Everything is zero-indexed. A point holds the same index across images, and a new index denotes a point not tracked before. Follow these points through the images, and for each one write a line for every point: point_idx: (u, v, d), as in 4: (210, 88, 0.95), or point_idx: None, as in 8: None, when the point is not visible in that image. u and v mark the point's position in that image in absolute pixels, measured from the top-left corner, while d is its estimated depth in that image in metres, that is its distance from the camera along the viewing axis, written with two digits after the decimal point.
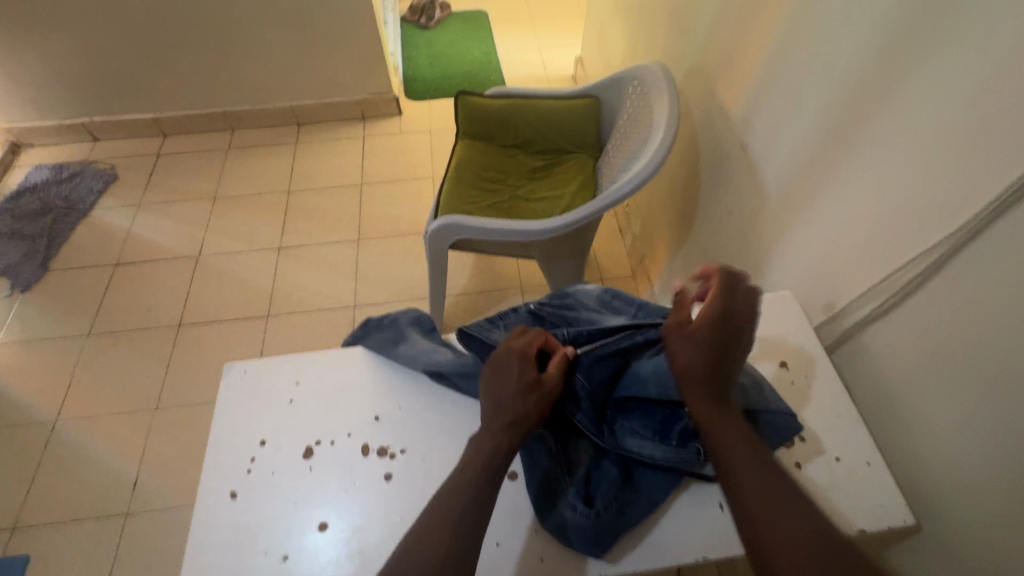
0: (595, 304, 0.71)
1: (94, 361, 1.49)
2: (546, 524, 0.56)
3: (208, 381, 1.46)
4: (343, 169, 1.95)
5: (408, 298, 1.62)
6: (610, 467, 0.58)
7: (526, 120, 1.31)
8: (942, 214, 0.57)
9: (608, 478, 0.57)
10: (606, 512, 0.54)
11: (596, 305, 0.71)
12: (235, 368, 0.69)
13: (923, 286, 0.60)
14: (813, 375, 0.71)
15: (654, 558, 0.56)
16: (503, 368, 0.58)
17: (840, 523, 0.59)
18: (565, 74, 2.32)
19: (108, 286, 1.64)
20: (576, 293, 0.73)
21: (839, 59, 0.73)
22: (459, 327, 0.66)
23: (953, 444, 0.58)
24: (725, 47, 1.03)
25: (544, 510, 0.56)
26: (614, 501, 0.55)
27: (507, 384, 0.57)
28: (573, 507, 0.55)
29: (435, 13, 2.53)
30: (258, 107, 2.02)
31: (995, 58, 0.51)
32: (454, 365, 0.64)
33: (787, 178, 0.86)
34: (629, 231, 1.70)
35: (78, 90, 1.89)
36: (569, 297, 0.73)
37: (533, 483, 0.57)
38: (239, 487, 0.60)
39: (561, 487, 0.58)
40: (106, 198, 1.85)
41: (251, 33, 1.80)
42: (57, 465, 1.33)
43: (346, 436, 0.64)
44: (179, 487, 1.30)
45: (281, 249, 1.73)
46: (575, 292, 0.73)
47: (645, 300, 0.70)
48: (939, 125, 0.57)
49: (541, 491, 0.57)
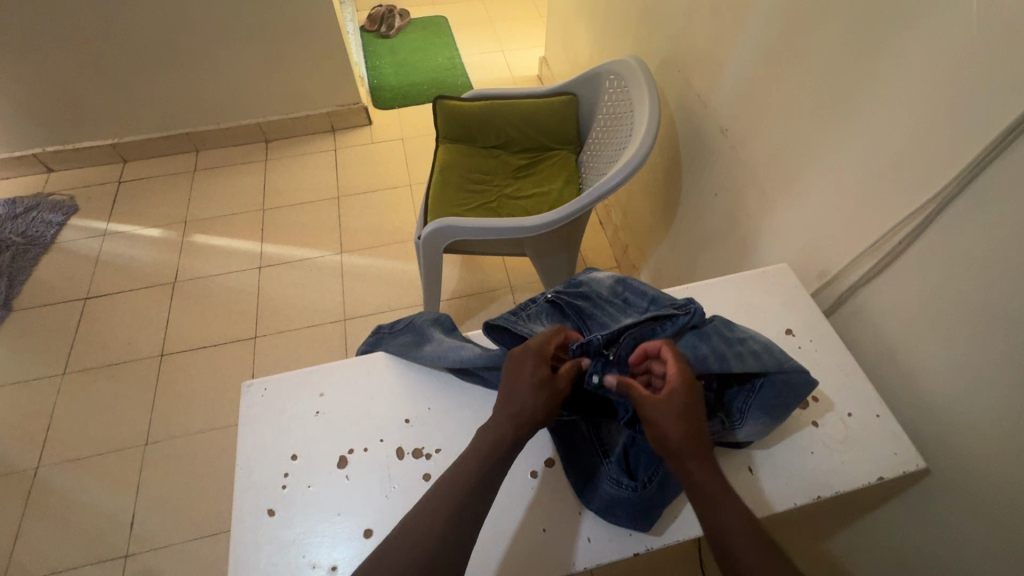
0: (608, 293, 0.73)
1: (74, 401, 1.42)
2: (592, 505, 0.59)
3: (199, 410, 1.41)
4: (318, 183, 1.92)
5: (398, 306, 1.61)
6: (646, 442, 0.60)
7: (507, 120, 1.32)
8: (927, 177, 0.63)
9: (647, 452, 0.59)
10: (650, 484, 0.57)
11: (610, 294, 0.73)
12: (254, 387, 0.68)
13: (913, 244, 0.67)
14: (817, 339, 0.75)
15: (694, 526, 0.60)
16: (517, 365, 0.58)
17: (861, 474, 0.63)
18: (530, 74, 2.35)
19: (81, 321, 1.56)
20: (589, 282, 0.75)
21: (814, 45, 0.78)
22: (486, 321, 0.67)
23: (951, 384, 0.64)
24: (698, 39, 1.08)
25: (587, 493, 0.60)
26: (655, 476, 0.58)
27: (520, 381, 0.57)
28: (618, 483, 0.58)
29: (395, 21, 2.52)
30: (223, 126, 1.97)
31: (963, 37, 0.57)
32: (482, 358, 0.65)
33: (771, 159, 0.91)
34: (610, 223, 1.74)
35: (27, 120, 1.80)
36: (583, 286, 0.75)
37: (571, 467, 0.62)
38: (276, 504, 0.59)
39: (598, 467, 0.61)
40: (68, 230, 1.77)
41: (212, 51, 1.75)
42: (45, 512, 1.26)
43: (378, 442, 0.64)
44: (180, 521, 1.25)
45: (262, 268, 1.69)
46: (588, 281, 0.75)
47: (655, 288, 0.72)
48: (917, 100, 0.63)
49: (581, 474, 0.61)
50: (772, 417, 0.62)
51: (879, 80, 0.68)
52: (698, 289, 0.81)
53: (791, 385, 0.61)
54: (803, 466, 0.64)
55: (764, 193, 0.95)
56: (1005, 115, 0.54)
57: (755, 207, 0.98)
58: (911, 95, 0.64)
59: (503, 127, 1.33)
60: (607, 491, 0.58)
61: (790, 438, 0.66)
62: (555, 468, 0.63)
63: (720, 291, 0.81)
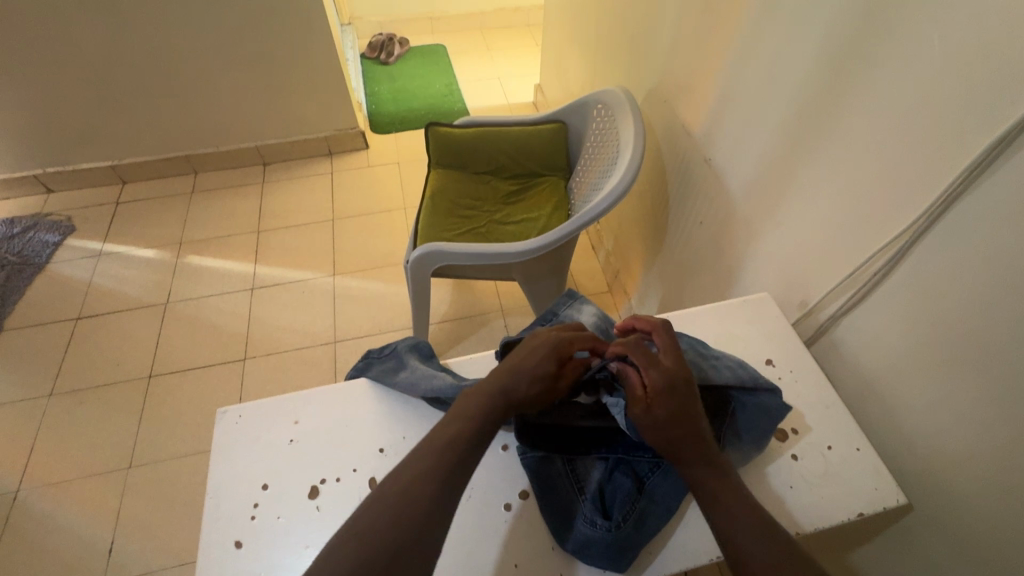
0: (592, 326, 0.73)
1: (59, 422, 1.41)
2: (568, 546, 0.58)
3: (184, 433, 1.40)
4: (314, 205, 1.94)
5: (390, 329, 1.60)
6: (622, 479, 0.61)
7: (497, 147, 1.34)
8: (899, 208, 0.64)
9: (624, 490, 0.59)
10: (625, 524, 0.57)
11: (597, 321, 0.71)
12: (230, 413, 0.68)
13: (889, 275, 0.67)
14: (798, 370, 0.75)
15: (672, 564, 0.59)
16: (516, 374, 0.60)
17: (841, 510, 0.62)
18: (526, 101, 2.39)
19: (71, 342, 1.56)
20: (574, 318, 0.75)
21: (792, 79, 0.81)
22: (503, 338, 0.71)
23: (927, 416, 0.64)
24: (683, 72, 1.10)
25: (562, 532, 0.59)
26: (630, 512, 0.58)
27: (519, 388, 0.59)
28: (592, 522, 0.57)
29: (394, 49, 2.58)
30: (222, 149, 2.00)
31: (929, 75, 0.59)
32: (454, 389, 0.64)
33: (754, 188, 0.93)
34: (602, 248, 1.75)
35: (31, 142, 1.83)
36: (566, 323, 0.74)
37: (544, 503, 0.60)
38: (243, 535, 0.58)
39: (574, 504, 0.60)
40: (63, 250, 1.79)
41: (214, 76, 1.80)
42: (24, 537, 1.24)
43: (352, 472, 0.63)
44: (160, 547, 1.23)
45: (254, 289, 1.69)
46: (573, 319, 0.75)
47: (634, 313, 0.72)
48: (888, 134, 0.65)
49: (556, 515, 0.60)
50: (749, 444, 0.61)
51: (853, 115, 0.70)
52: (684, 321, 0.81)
53: (763, 408, 0.61)
54: (783, 500, 0.63)
55: (748, 221, 0.95)
56: (976, 147, 0.55)
57: (739, 235, 0.99)
58: (885, 127, 0.65)
59: (494, 154, 1.35)
60: (582, 531, 0.57)
61: (769, 471, 0.65)
62: (530, 502, 0.62)
63: (704, 319, 0.81)
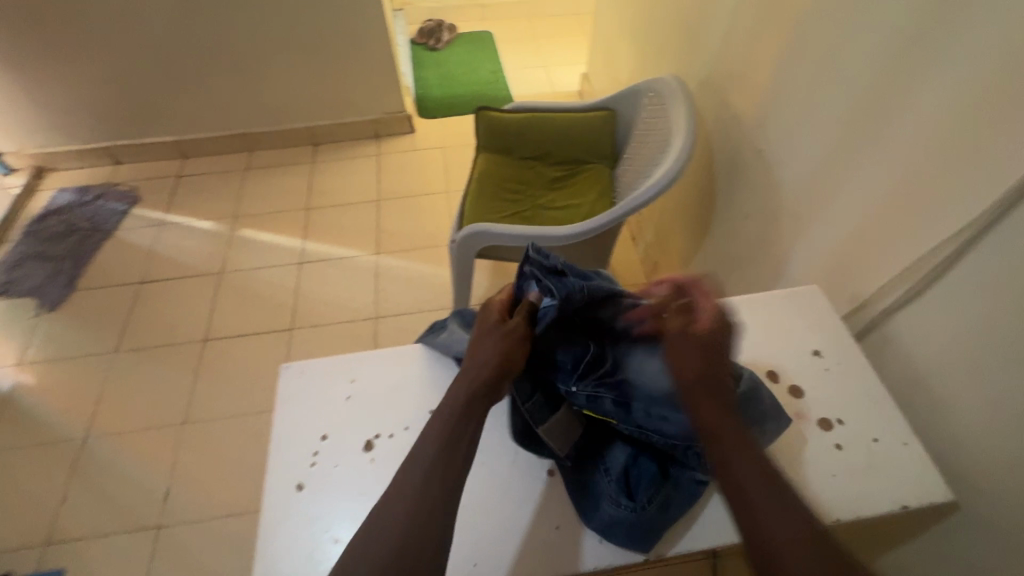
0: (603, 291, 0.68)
1: (122, 377, 1.51)
2: (592, 523, 0.61)
3: (233, 394, 1.48)
4: (361, 186, 2.00)
5: (429, 308, 1.64)
6: (646, 464, 0.62)
7: (544, 133, 1.35)
8: (961, 202, 0.63)
9: (647, 475, 0.61)
10: (649, 506, 0.59)
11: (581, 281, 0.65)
12: (292, 368, 0.73)
13: (948, 271, 0.66)
14: (846, 361, 0.74)
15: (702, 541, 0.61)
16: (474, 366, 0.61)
17: (883, 501, 0.62)
18: (571, 90, 2.38)
19: (134, 304, 1.67)
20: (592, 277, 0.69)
21: (853, 70, 0.79)
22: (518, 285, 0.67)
23: (980, 414, 0.63)
24: (738, 61, 1.09)
25: (588, 510, 0.61)
26: (654, 493, 0.60)
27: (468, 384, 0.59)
28: (617, 503, 0.59)
29: (443, 35, 2.61)
30: (275, 129, 2.08)
31: (1003, 65, 0.57)
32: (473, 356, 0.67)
33: (806, 180, 0.91)
34: (642, 239, 1.74)
35: (103, 117, 1.95)
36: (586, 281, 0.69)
37: (571, 483, 0.63)
38: (304, 479, 0.63)
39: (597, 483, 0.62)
40: (128, 218, 1.90)
41: (273, 57, 1.87)
42: (90, 479, 1.34)
43: (404, 429, 0.67)
44: (210, 498, 1.31)
45: (302, 264, 1.76)
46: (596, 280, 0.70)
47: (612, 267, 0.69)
48: (954, 126, 0.64)
49: (580, 493, 0.62)
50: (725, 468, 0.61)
51: (915, 106, 0.68)
52: (732, 309, 0.81)
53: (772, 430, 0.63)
54: (823, 487, 0.63)
55: (798, 214, 0.94)
56: None
57: (788, 227, 0.97)
58: (950, 119, 0.64)
59: (541, 140, 1.36)
60: (607, 510, 0.60)
61: (812, 457, 0.66)
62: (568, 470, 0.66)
63: (751, 307, 0.81)
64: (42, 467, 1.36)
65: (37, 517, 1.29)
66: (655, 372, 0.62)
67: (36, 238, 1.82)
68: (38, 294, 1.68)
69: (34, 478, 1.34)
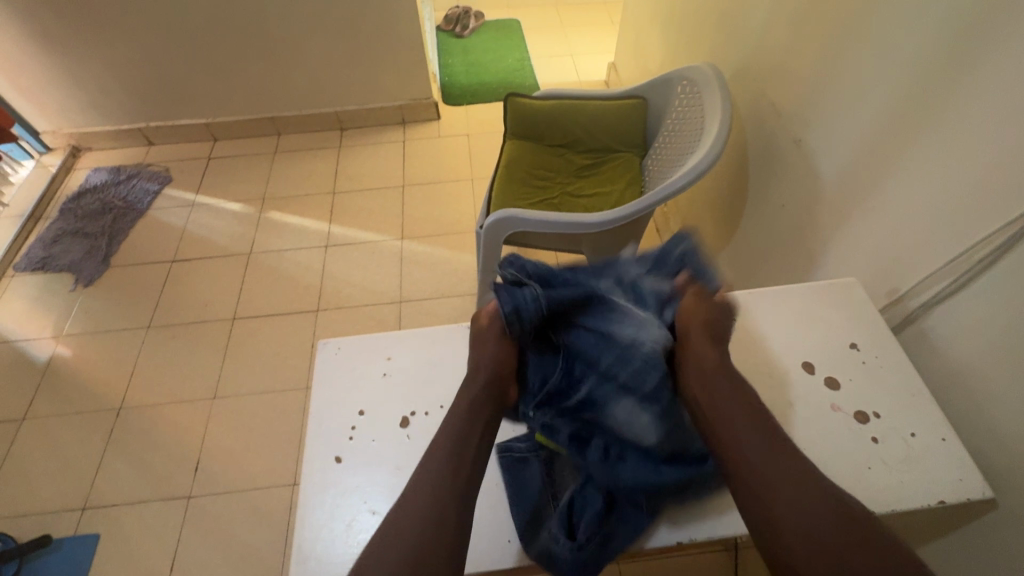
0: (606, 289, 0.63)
1: (154, 352, 1.56)
2: (530, 552, 0.61)
3: (261, 372, 1.52)
4: (386, 171, 2.01)
5: (452, 294, 1.66)
6: (594, 496, 0.62)
7: (574, 120, 1.35)
8: (1011, 194, 0.62)
9: (593, 509, 0.61)
10: (588, 545, 0.59)
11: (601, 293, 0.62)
12: (329, 345, 0.75)
13: (991, 267, 0.65)
14: (884, 355, 0.73)
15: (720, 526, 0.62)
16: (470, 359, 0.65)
17: (921, 495, 0.62)
18: (598, 79, 2.36)
19: (166, 281, 1.71)
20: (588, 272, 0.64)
21: (900, 60, 0.77)
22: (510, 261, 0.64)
23: (1020, 412, 0.62)
24: (777, 49, 1.07)
25: (527, 537, 0.61)
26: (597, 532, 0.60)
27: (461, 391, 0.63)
28: (557, 539, 0.60)
29: (470, 22, 2.60)
30: (303, 113, 2.10)
31: None
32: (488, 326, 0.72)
33: (845, 172, 0.90)
34: (667, 230, 1.73)
35: (137, 98, 1.99)
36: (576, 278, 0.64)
37: (516, 503, 0.63)
38: (343, 452, 0.66)
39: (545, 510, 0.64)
40: (160, 198, 1.95)
41: (303, 41, 1.88)
42: (124, 448, 1.39)
43: (439, 408, 0.68)
44: (238, 471, 1.35)
45: (328, 247, 1.79)
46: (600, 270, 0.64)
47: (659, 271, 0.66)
48: (1003, 119, 0.62)
49: (527, 519, 0.62)
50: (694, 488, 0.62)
51: (970, 94, 0.66)
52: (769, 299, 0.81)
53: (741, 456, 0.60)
54: (857, 480, 0.64)
55: (836, 206, 0.92)
56: None
57: (824, 219, 0.96)
58: (1000, 111, 0.62)
59: (570, 127, 1.36)
60: (547, 543, 0.60)
61: (848, 448, 0.66)
62: None
63: (787, 299, 0.81)
64: (79, 435, 1.41)
65: (75, 483, 1.34)
66: (645, 422, 0.57)
67: (73, 215, 1.87)
68: (75, 269, 1.73)
69: (71, 445, 1.40)
